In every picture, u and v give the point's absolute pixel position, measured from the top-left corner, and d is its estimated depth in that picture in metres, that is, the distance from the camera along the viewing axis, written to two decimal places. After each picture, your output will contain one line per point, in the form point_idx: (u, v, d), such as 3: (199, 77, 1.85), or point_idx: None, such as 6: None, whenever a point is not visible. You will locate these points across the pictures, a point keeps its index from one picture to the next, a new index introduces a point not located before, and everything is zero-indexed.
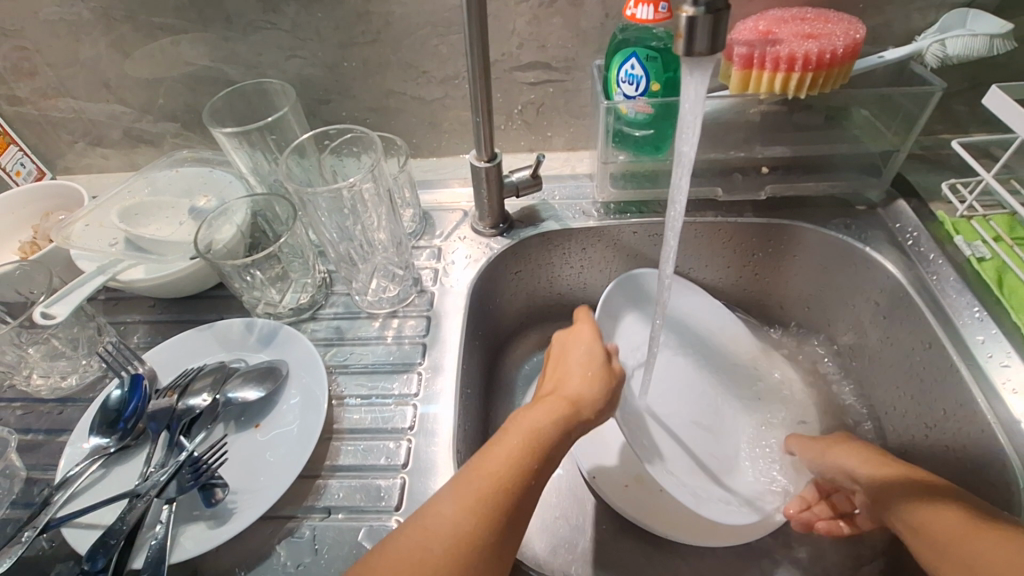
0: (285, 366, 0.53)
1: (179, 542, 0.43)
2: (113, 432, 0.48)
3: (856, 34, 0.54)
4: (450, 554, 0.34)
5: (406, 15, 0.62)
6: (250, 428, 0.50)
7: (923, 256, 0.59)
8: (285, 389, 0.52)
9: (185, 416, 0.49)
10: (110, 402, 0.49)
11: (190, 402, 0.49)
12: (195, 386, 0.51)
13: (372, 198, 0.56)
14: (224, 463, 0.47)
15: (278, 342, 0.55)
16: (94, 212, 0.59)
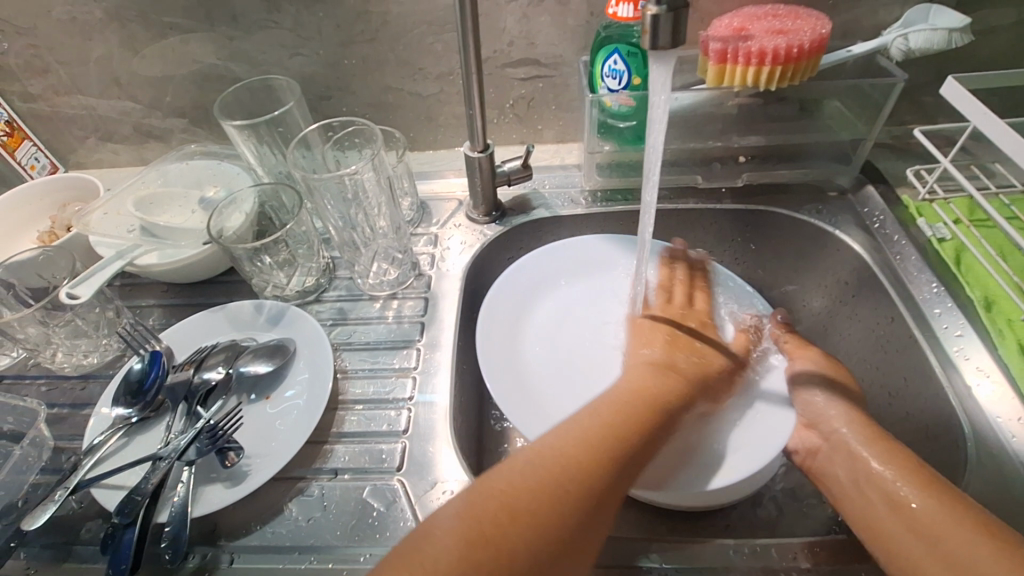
0: (293, 344, 0.56)
1: (199, 500, 0.47)
2: (136, 403, 0.52)
3: (822, 29, 0.58)
4: (468, 551, 0.34)
5: (403, 14, 0.65)
6: (262, 399, 0.54)
7: (888, 238, 0.64)
8: (294, 364, 0.55)
9: (202, 388, 0.53)
10: (132, 376, 0.53)
11: (205, 375, 0.53)
12: (210, 361, 0.55)
13: (374, 186, 0.60)
14: (239, 430, 0.51)
15: (286, 321, 0.59)
16: (111, 202, 0.63)
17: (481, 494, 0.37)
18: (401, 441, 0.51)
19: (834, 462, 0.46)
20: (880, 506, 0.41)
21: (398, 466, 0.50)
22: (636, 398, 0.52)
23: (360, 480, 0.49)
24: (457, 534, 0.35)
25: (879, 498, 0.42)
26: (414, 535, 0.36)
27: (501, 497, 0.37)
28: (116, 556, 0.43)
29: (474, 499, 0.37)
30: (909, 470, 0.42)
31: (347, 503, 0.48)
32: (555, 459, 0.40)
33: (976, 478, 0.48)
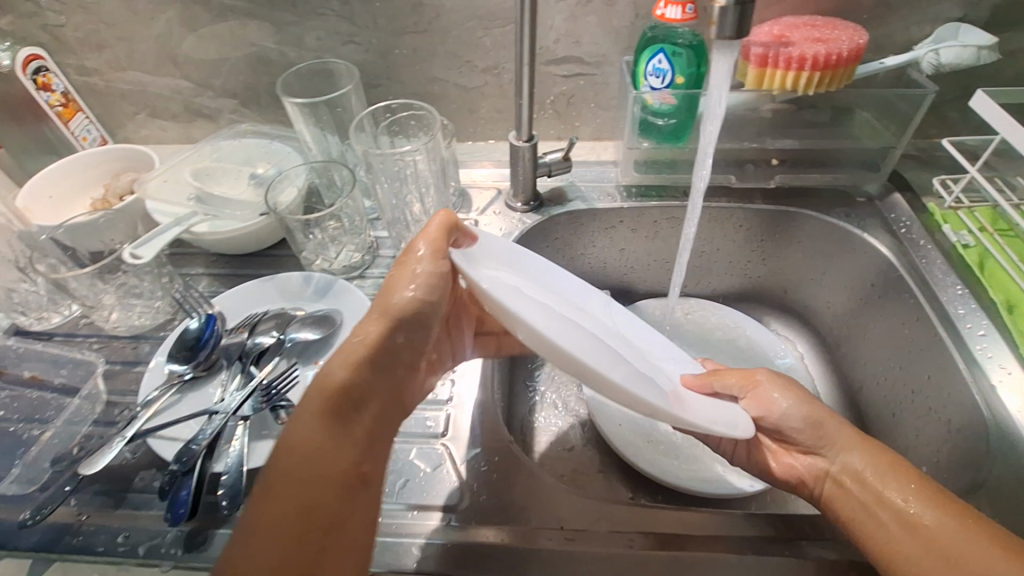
0: (341, 315, 0.58)
1: (252, 454, 0.48)
2: (191, 361, 0.54)
3: (860, 40, 0.61)
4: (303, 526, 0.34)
5: (456, 8, 0.68)
6: (312, 364, 0.55)
7: (914, 242, 0.66)
8: (341, 333, 0.58)
9: (253, 351, 0.55)
10: (187, 336, 0.55)
11: (259, 339, 0.56)
12: (261, 327, 0.57)
13: (427, 170, 0.62)
14: (292, 390, 0.53)
15: (336, 294, 0.61)
16: (169, 171, 0.65)
17: (287, 492, 0.34)
18: (445, 409, 0.53)
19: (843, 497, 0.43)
20: (888, 524, 0.39)
21: (442, 432, 0.52)
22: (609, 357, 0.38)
23: (405, 442, 0.51)
24: (257, 540, 0.33)
25: (889, 518, 0.40)
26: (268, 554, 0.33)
27: (304, 490, 0.35)
28: (174, 501, 0.45)
29: (266, 500, 0.34)
30: (863, 441, 0.44)
31: (394, 465, 0.49)
32: (310, 426, 0.37)
33: (997, 467, 0.50)
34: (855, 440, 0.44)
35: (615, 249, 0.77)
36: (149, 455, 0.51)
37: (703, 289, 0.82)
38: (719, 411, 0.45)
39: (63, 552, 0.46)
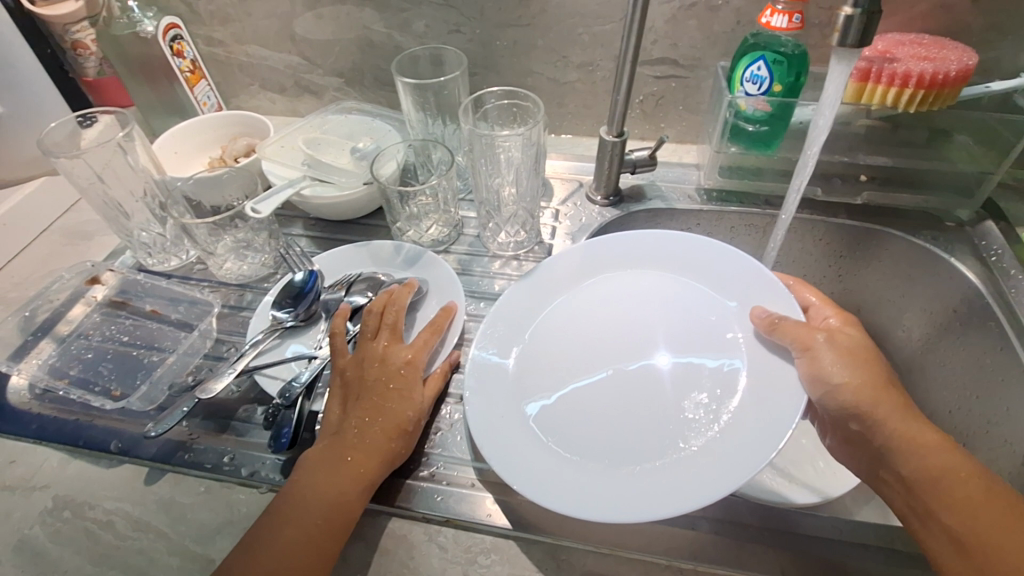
0: (427, 285, 0.62)
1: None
2: (297, 310, 0.59)
3: (969, 60, 0.60)
4: (319, 513, 0.43)
5: (560, 5, 0.71)
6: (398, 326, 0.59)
7: (1006, 272, 0.64)
8: (426, 301, 0.61)
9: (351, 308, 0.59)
10: (293, 285, 0.61)
11: (353, 297, 0.60)
12: (357, 288, 0.61)
13: (522, 159, 0.66)
14: None
15: (425, 265, 0.64)
16: (286, 137, 0.72)
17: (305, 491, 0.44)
18: None
19: (910, 503, 0.44)
20: (953, 541, 0.41)
21: None
22: (643, 422, 0.48)
23: None
24: (301, 493, 0.45)
25: (948, 529, 0.41)
26: (311, 527, 0.43)
27: (355, 462, 0.45)
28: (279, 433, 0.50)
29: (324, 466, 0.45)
30: (913, 436, 0.44)
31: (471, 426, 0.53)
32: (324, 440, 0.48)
33: None
34: (899, 441, 0.44)
35: None
36: (252, 391, 0.56)
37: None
38: (765, 400, 0.46)
39: (177, 465, 0.51)
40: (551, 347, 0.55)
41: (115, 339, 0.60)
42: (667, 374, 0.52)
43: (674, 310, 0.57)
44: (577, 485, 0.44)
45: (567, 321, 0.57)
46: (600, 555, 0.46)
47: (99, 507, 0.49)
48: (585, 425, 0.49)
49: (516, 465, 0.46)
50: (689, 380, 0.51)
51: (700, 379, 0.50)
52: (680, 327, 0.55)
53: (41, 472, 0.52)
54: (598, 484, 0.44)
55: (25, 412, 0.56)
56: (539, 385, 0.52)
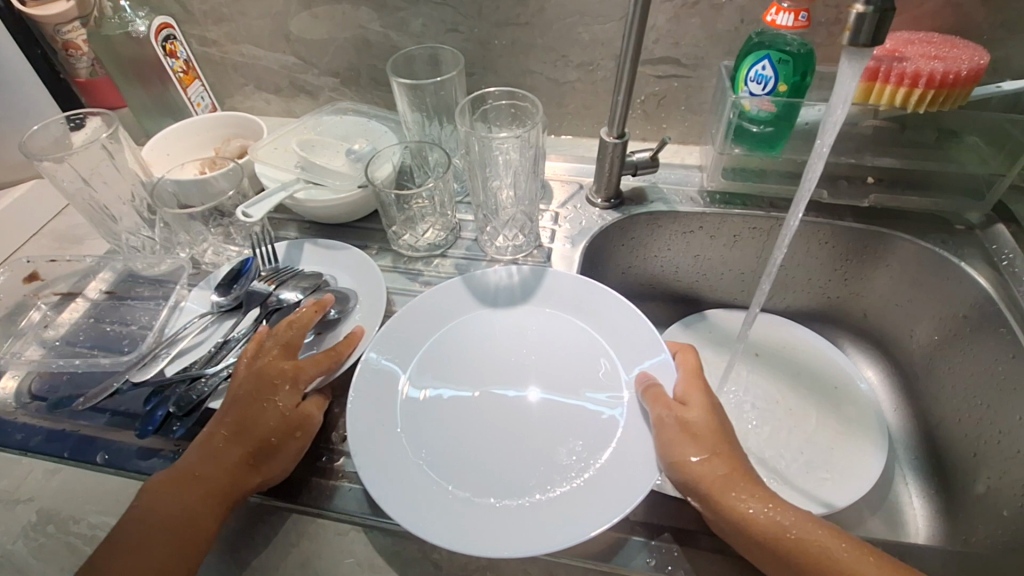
0: (355, 301, 0.59)
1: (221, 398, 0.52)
2: (230, 294, 0.60)
3: (981, 59, 0.58)
4: (158, 529, 0.42)
5: (560, 3, 0.69)
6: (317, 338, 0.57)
7: (1017, 277, 0.63)
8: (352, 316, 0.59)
9: (272, 305, 0.58)
10: (234, 271, 0.62)
11: (283, 295, 0.59)
12: (287, 284, 0.60)
13: (519, 159, 0.63)
14: None
15: (364, 272, 0.62)
16: (279, 139, 0.70)
17: (151, 505, 0.43)
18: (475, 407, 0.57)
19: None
20: None
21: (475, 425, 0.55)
22: (531, 462, 0.48)
23: None
24: (145, 504, 0.43)
25: None
26: (141, 545, 0.41)
27: (206, 483, 0.44)
28: (148, 415, 0.50)
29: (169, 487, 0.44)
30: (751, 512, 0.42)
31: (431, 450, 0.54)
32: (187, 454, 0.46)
33: None
34: (736, 517, 0.42)
35: (690, 255, 0.77)
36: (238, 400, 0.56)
37: (781, 303, 0.80)
38: (633, 450, 0.47)
39: None
40: (435, 360, 0.56)
41: (104, 345, 0.59)
42: (559, 414, 0.52)
43: (580, 348, 0.57)
44: (438, 507, 0.45)
45: (493, 351, 0.58)
46: (599, 573, 0.45)
47: (84, 522, 0.48)
48: (454, 444, 0.50)
49: (385, 480, 0.46)
50: (573, 422, 0.51)
51: (590, 422, 0.51)
52: (583, 366, 0.56)
53: (25, 484, 0.51)
54: (458, 510, 0.45)
55: (10, 422, 0.55)
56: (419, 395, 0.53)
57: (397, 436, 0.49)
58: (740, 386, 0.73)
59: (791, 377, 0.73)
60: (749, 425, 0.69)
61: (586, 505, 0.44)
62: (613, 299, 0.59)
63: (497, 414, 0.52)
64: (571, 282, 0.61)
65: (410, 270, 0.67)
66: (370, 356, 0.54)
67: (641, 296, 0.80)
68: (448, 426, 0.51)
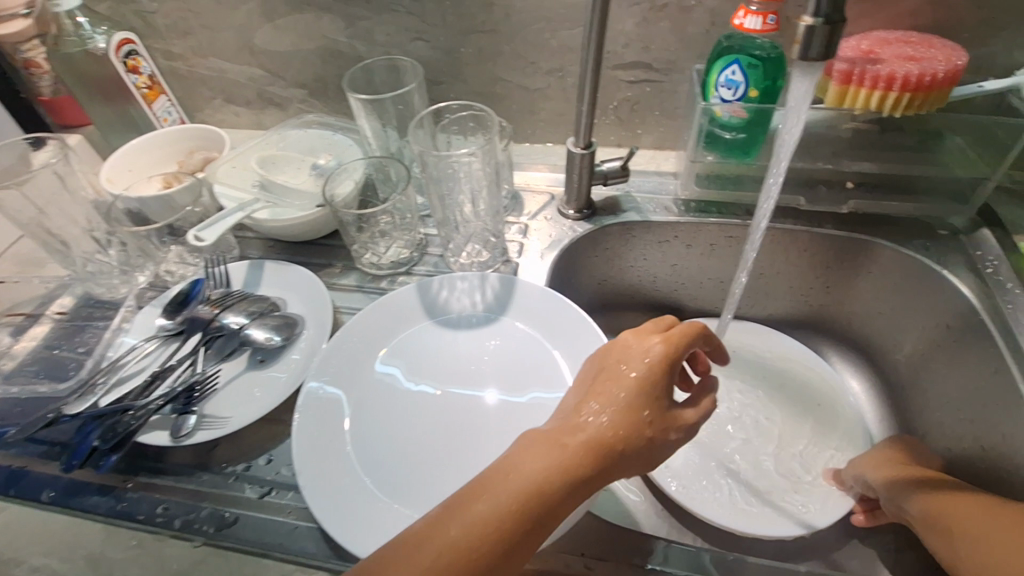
0: (302, 327, 0.59)
1: (150, 431, 0.52)
2: (177, 317, 0.60)
3: (959, 60, 0.56)
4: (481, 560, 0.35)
5: (524, 9, 0.67)
6: (257, 366, 0.57)
7: (1001, 286, 0.60)
8: (296, 344, 0.58)
9: (216, 330, 0.58)
10: (180, 294, 0.62)
11: (226, 319, 0.59)
12: (233, 308, 0.60)
13: (480, 171, 0.61)
14: (215, 393, 0.55)
15: (311, 296, 0.62)
16: (239, 157, 0.69)
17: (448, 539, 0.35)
18: None
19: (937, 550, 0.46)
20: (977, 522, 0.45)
21: None
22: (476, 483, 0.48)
23: None
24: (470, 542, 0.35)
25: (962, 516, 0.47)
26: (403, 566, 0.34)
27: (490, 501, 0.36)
28: (76, 446, 0.50)
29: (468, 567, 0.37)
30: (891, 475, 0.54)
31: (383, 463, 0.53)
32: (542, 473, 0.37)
33: None
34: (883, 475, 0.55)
35: (668, 264, 0.75)
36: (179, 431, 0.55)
37: (762, 311, 0.78)
38: None
39: (106, 515, 0.48)
40: (388, 367, 0.57)
41: (57, 376, 0.58)
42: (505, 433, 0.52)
43: (530, 361, 0.57)
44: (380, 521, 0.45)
45: (446, 367, 0.57)
46: None
47: (26, 563, 0.47)
48: (402, 458, 0.50)
49: (323, 490, 0.46)
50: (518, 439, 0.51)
51: None
52: (537, 379, 0.56)
53: None
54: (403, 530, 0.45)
55: None
56: (366, 407, 0.53)
57: (345, 453, 0.50)
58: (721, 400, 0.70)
59: (769, 388, 0.71)
60: (728, 440, 0.67)
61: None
62: (564, 307, 0.59)
63: (448, 429, 0.52)
64: (530, 293, 0.60)
65: (372, 289, 0.65)
66: (311, 386, 0.53)
67: (617, 306, 0.78)
68: (400, 444, 0.51)
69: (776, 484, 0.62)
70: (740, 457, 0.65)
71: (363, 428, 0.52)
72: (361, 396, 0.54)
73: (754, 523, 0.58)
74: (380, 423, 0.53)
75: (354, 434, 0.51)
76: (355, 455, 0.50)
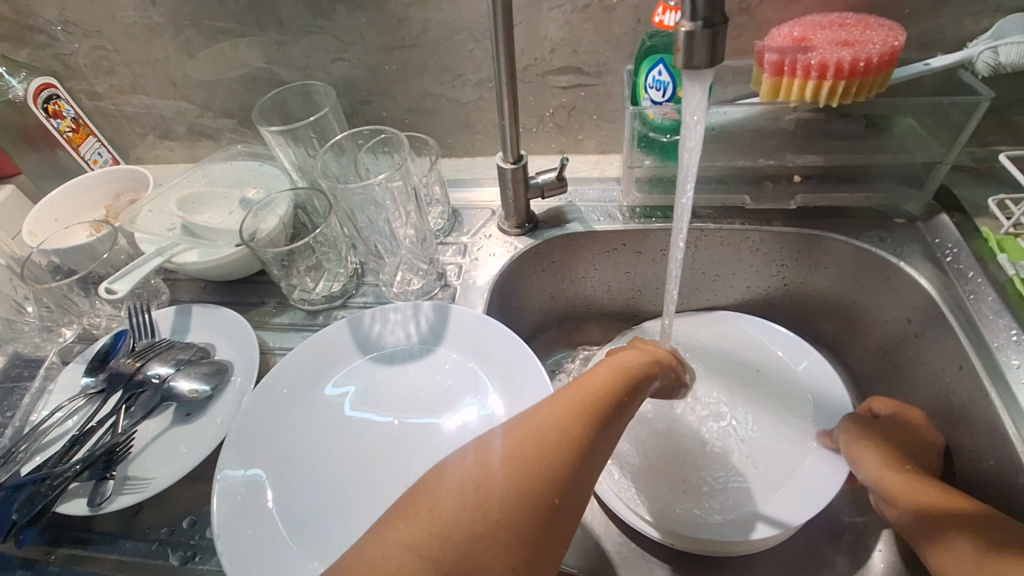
0: (231, 372, 0.57)
1: (69, 499, 0.49)
2: (100, 373, 0.57)
3: (895, 40, 0.52)
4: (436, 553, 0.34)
5: (443, 21, 0.64)
6: (183, 418, 0.54)
7: (962, 275, 0.57)
8: (225, 391, 0.56)
9: (139, 384, 0.55)
10: (101, 350, 0.59)
11: (149, 371, 0.56)
12: (158, 359, 0.57)
13: (401, 194, 0.58)
14: (139, 452, 0.52)
15: (240, 339, 0.59)
16: (157, 199, 0.66)
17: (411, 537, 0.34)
18: None
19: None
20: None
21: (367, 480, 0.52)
22: None
23: None
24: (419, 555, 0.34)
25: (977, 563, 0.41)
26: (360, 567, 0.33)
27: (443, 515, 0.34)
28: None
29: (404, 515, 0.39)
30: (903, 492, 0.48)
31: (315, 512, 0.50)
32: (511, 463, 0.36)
33: None
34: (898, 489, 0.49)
35: (620, 272, 0.72)
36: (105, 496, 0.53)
37: (728, 297, 0.73)
38: None
39: None
40: (319, 412, 0.54)
41: None
42: None
43: (468, 391, 0.54)
44: None
45: (381, 404, 0.54)
46: None
47: None
48: (331, 511, 0.47)
49: (243, 558, 0.44)
50: None
51: None
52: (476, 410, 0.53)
53: None
54: None
55: None
56: (293, 458, 0.50)
57: (268, 512, 0.47)
58: (690, 395, 0.65)
59: (741, 378, 0.65)
60: (700, 439, 0.61)
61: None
62: (500, 331, 0.56)
63: (381, 474, 0.50)
64: (466, 319, 0.58)
65: (306, 327, 0.62)
66: (228, 473, 0.48)
67: (571, 319, 0.75)
68: (328, 495, 0.48)
69: (756, 480, 0.56)
70: (714, 457, 0.59)
71: (289, 482, 0.49)
72: (288, 445, 0.51)
73: (724, 529, 0.53)
74: (307, 475, 0.49)
75: (278, 490, 0.48)
76: (279, 513, 0.47)
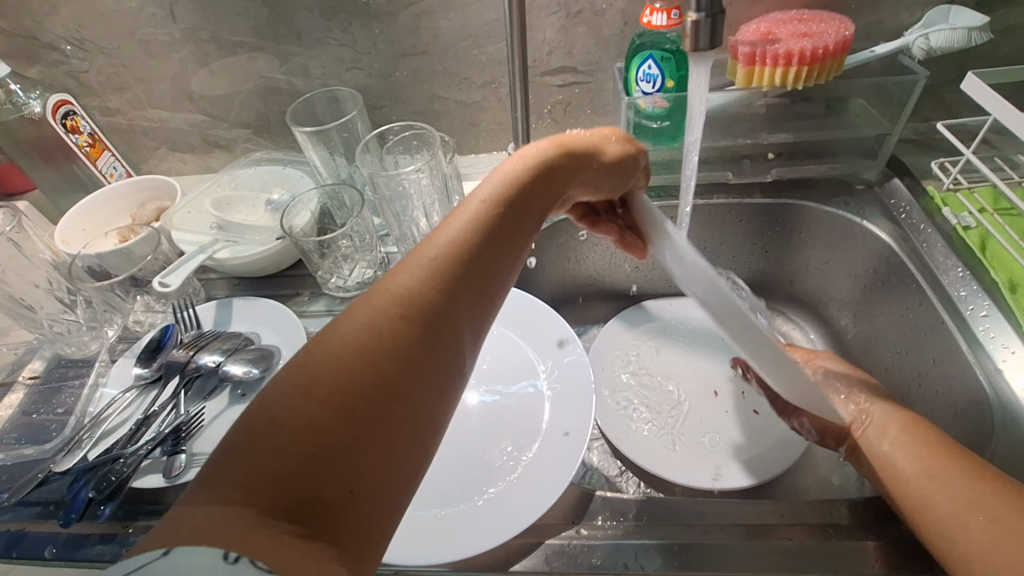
0: (279, 355, 0.61)
1: (142, 475, 0.52)
2: (152, 364, 0.61)
3: (846, 31, 0.62)
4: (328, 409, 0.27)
5: (451, 29, 0.71)
6: (240, 399, 0.58)
7: (915, 228, 0.66)
8: (274, 373, 0.60)
9: (194, 371, 0.59)
10: (151, 342, 0.62)
11: (201, 359, 0.60)
12: (208, 347, 0.61)
13: (430, 184, 0.64)
14: (202, 431, 0.56)
15: (285, 326, 0.64)
16: (193, 202, 0.71)
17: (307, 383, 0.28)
18: None
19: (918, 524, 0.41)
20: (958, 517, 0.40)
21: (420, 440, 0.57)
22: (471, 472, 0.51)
23: None
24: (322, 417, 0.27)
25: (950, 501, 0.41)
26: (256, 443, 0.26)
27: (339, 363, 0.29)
28: (71, 501, 0.49)
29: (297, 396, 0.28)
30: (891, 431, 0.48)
31: None
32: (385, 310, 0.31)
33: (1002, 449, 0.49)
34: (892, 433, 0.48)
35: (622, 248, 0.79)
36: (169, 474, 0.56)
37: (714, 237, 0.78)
38: (558, 443, 0.51)
39: (113, 561, 0.48)
40: None
41: (39, 438, 0.58)
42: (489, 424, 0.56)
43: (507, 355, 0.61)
44: None
45: None
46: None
47: None
48: None
49: None
50: (505, 428, 0.55)
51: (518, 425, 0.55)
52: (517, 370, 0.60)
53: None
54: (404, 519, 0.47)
55: None
56: None
57: None
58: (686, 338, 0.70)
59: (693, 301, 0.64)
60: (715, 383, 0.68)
61: (513, 499, 0.48)
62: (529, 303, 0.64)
63: None
64: None
65: (342, 311, 0.67)
66: None
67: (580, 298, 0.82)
68: None
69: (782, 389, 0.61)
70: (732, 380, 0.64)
71: None
72: None
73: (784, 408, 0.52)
74: None
75: None
76: None
